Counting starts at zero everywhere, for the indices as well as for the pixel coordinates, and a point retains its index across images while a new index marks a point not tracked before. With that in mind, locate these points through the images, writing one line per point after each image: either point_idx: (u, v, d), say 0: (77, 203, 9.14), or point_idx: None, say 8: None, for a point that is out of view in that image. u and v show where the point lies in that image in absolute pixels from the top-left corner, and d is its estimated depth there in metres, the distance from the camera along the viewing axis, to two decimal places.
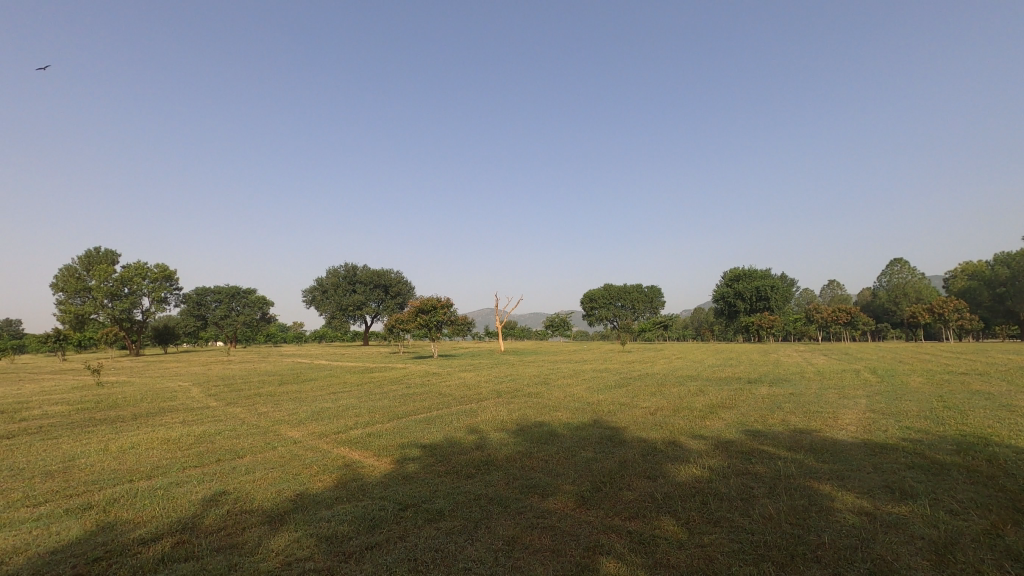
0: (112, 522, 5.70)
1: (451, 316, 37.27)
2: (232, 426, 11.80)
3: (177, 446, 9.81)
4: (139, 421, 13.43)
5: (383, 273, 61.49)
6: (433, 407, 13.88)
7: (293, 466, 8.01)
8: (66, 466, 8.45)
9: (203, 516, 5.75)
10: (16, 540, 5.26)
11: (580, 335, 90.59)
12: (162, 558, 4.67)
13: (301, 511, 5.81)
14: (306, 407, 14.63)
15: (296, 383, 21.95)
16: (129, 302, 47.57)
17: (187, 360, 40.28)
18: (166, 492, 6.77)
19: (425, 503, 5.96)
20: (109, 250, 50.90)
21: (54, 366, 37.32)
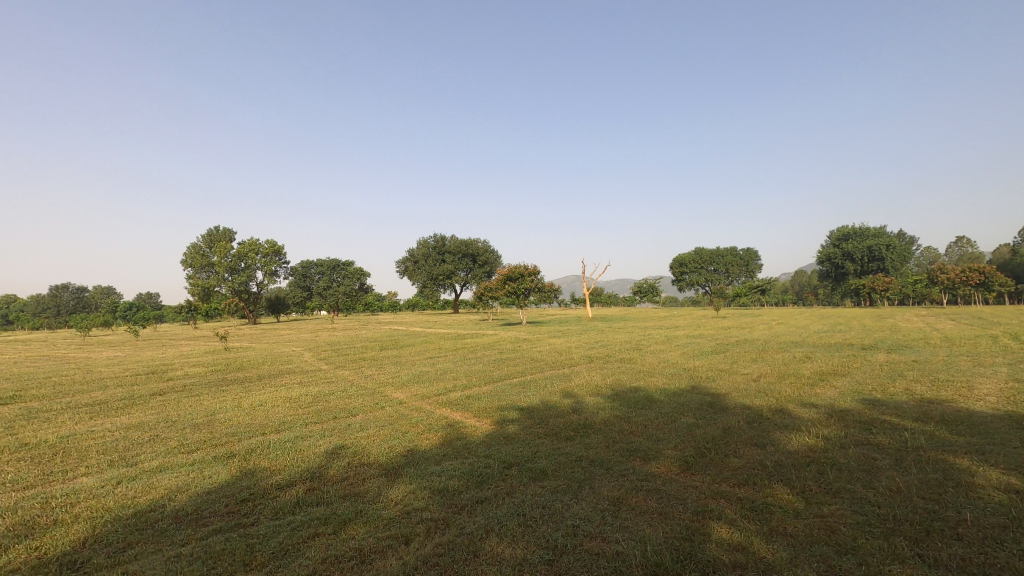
0: (253, 469, 6.41)
1: (540, 283, 37.34)
2: (343, 387, 12.79)
3: (297, 404, 10.78)
4: (263, 381, 14.90)
5: (471, 243, 62.70)
6: (528, 371, 14.15)
7: (402, 424, 8.55)
8: (208, 420, 9.56)
9: (327, 467, 6.29)
10: (179, 481, 6.07)
11: (669, 301, 87.69)
12: (297, 502, 5.19)
13: (414, 466, 6.20)
14: (408, 370, 15.44)
15: (395, 348, 23.21)
16: (246, 276, 52.22)
17: (297, 328, 43.62)
18: (293, 444, 7.48)
19: (528, 462, 6.14)
20: (228, 229, 55.67)
21: (189, 333, 42.08)
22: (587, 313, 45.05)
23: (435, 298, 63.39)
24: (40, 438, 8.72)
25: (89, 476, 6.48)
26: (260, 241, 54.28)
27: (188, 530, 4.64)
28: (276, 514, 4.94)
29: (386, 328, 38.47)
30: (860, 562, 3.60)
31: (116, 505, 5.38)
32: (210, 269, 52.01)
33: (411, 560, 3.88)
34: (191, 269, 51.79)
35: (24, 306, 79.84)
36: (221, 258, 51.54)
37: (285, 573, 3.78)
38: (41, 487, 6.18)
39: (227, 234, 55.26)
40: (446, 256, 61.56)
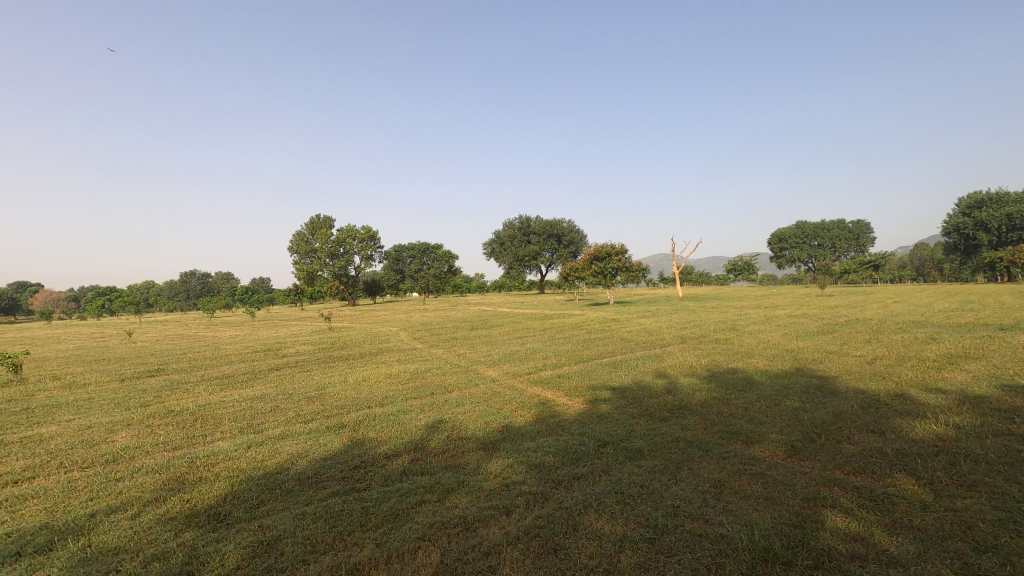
0: (362, 439, 6.90)
1: (627, 263, 36.50)
2: (438, 365, 13.35)
3: (397, 380, 11.43)
4: (365, 359, 15.90)
5: (557, 223, 62.34)
6: (618, 351, 14.00)
7: (496, 401, 8.80)
8: (319, 393, 10.38)
9: (428, 440, 6.63)
10: (298, 447, 6.67)
11: (766, 279, 82.51)
12: (403, 470, 5.53)
13: (510, 441, 6.37)
14: (498, 349, 15.82)
15: (484, 328, 23.83)
16: (345, 261, 55.53)
17: (392, 309, 45.86)
18: (396, 417, 7.95)
19: (623, 442, 6.10)
20: (328, 217, 59.30)
21: (298, 314, 45.64)
22: (676, 292, 43.55)
23: (521, 278, 64.06)
24: (182, 406, 9.90)
25: (224, 441, 7.28)
26: (356, 228, 57.38)
27: (310, 491, 5.10)
28: (386, 481, 5.29)
29: (474, 309, 39.48)
30: (1004, 561, 3.26)
31: (248, 466, 6.02)
32: (314, 255, 55.86)
33: (513, 530, 4.02)
34: (297, 255, 55.94)
35: (160, 292, 90.23)
36: (323, 244, 55.11)
37: (398, 534, 4.05)
38: (186, 449, 7.04)
39: (327, 221, 58.70)
40: (532, 236, 61.82)
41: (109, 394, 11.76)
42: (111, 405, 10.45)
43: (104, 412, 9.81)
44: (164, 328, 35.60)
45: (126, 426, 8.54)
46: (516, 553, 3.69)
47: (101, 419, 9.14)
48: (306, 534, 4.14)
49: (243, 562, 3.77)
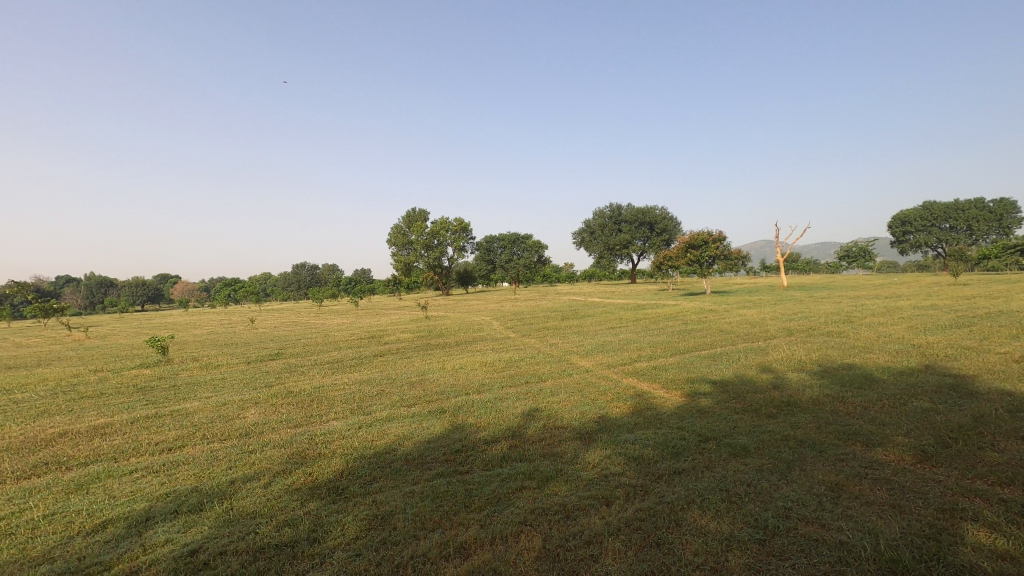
0: (462, 424, 7.18)
1: (726, 250, 34.66)
2: (532, 354, 13.53)
3: (493, 368, 11.74)
4: (461, 346, 16.46)
5: (649, 210, 60.44)
6: (717, 343, 13.38)
7: (591, 391, 8.78)
8: (419, 379, 10.89)
9: (526, 428, 6.76)
10: (403, 430, 7.06)
11: (886, 266, 74.81)
12: (502, 456, 5.69)
13: (607, 432, 6.34)
14: (591, 339, 15.73)
15: (576, 318, 23.74)
16: (439, 252, 57.47)
17: (484, 298, 46.94)
18: (493, 404, 8.17)
19: (726, 438, 5.86)
20: (423, 211, 61.58)
21: (396, 304, 48.06)
22: (780, 280, 40.70)
23: (611, 268, 62.91)
24: (300, 387, 10.82)
25: (338, 421, 7.88)
26: (449, 220, 59.06)
27: (417, 471, 5.40)
28: (486, 465, 5.48)
29: (565, 298, 39.43)
30: None
31: (360, 446, 6.47)
32: (410, 247, 58.35)
33: (614, 521, 4.01)
34: (395, 247, 58.70)
35: (277, 282, 98.64)
36: (418, 237, 57.41)
37: (500, 518, 4.19)
38: (306, 427, 7.70)
39: (422, 215, 61.06)
40: (623, 225, 60.51)
41: (239, 375, 13.10)
42: (241, 385, 11.65)
43: (236, 391, 10.98)
44: (281, 315, 39.01)
45: (255, 404, 9.48)
46: (618, 544, 3.70)
47: (234, 397, 10.23)
48: (416, 511, 4.40)
49: (361, 533, 4.08)
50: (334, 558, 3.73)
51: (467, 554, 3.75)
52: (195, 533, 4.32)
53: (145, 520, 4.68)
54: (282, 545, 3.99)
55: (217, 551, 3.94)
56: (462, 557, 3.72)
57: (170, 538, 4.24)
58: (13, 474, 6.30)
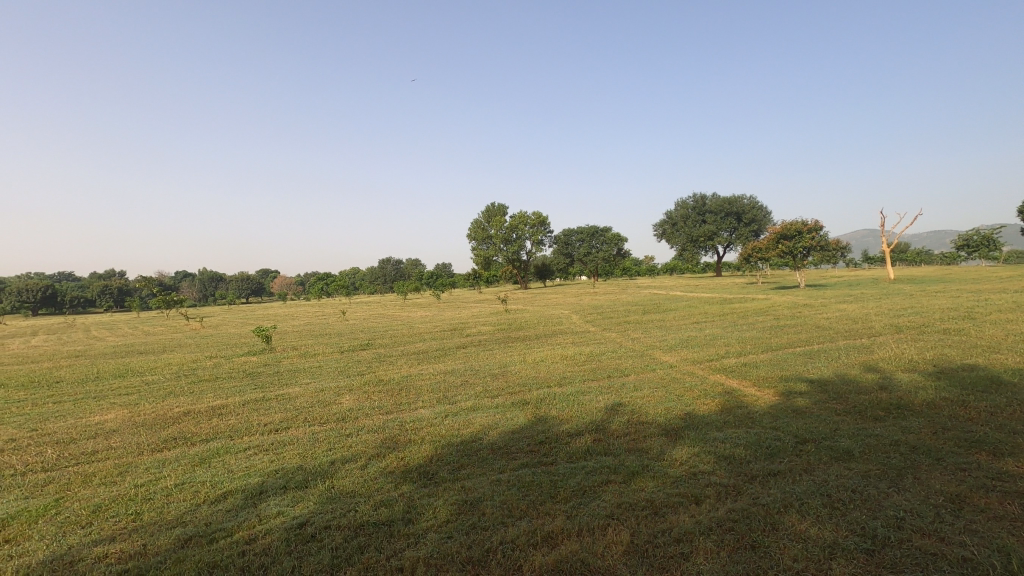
0: (545, 416, 7.24)
1: (823, 241, 32.27)
2: (613, 348, 13.36)
3: (574, 361, 11.73)
4: (541, 340, 16.55)
5: (735, 200, 57.50)
6: (814, 340, 12.53)
7: (676, 388, 8.55)
8: (501, 371, 11.10)
9: (609, 422, 6.72)
10: (488, 420, 7.24)
11: (1015, 257, 66.34)
12: (587, 449, 5.69)
13: (694, 430, 6.16)
14: (674, 334, 15.28)
15: (658, 312, 23.11)
16: (517, 246, 57.97)
17: (562, 292, 46.76)
18: (575, 398, 8.17)
19: (827, 440, 5.51)
20: (502, 205, 62.25)
21: (476, 297, 49.07)
22: (886, 273, 37.30)
23: (694, 261, 60.49)
24: (390, 376, 11.37)
25: (425, 409, 8.22)
26: (527, 214, 59.33)
27: (503, 461, 5.53)
28: (571, 458, 5.51)
29: (645, 292, 38.46)
30: None
31: (448, 434, 6.72)
32: (489, 241, 59.29)
33: (705, 520, 3.91)
34: (474, 242, 59.85)
35: (365, 277, 103.65)
36: (497, 231, 58.19)
37: (587, 510, 4.21)
38: (396, 414, 8.09)
39: (501, 209, 61.77)
40: (707, 216, 58.01)
41: (334, 363, 13.96)
42: (337, 373, 12.42)
43: (333, 378, 11.74)
44: (369, 307, 41.03)
45: (349, 391, 10.08)
46: (710, 544, 3.60)
47: (331, 384, 10.95)
48: (503, 498, 4.52)
49: (452, 517, 4.24)
50: (428, 539, 3.92)
51: (554, 543, 3.80)
52: (303, 507, 4.69)
53: (260, 493, 5.14)
54: (380, 523, 4.24)
55: (322, 525, 4.26)
56: (550, 545, 3.78)
57: (281, 511, 4.63)
58: (148, 446, 7.13)
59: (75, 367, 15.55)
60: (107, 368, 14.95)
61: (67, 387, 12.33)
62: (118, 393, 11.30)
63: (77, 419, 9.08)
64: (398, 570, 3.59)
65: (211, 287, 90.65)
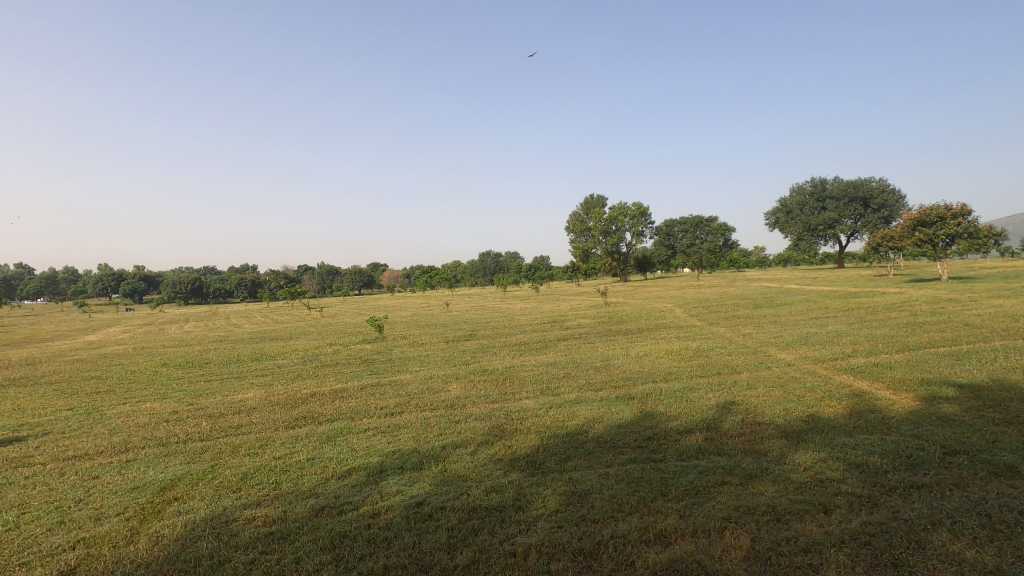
0: (651, 411, 7.07)
1: (973, 226, 28.26)
2: (722, 344, 12.72)
3: (680, 356, 11.33)
4: (644, 333, 16.14)
5: (861, 184, 52.33)
6: (962, 340, 11.08)
7: (795, 387, 7.96)
8: (604, 364, 10.98)
9: (721, 421, 6.41)
10: (593, 413, 7.21)
11: None
12: (698, 448, 5.48)
13: (819, 434, 5.70)
14: (792, 330, 14.23)
15: (772, 306, 21.58)
16: (617, 238, 56.82)
17: (665, 285, 45.22)
18: (683, 394, 7.90)
19: (984, 453, 4.85)
20: (601, 196, 61.34)
21: (574, 289, 48.84)
22: None
23: (812, 252, 55.70)
24: (494, 366, 11.68)
25: (530, 400, 8.36)
26: (628, 205, 57.93)
27: (610, 454, 5.48)
28: (681, 456, 5.33)
29: (756, 286, 36.14)
30: None
31: (553, 425, 6.77)
32: (588, 234, 58.70)
33: (836, 531, 3.62)
34: (573, 234, 59.55)
35: (466, 270, 106.87)
36: (596, 223, 57.44)
37: (701, 511, 4.06)
38: (501, 403, 8.30)
39: (600, 200, 60.87)
40: (828, 202, 53.36)
41: (441, 353, 14.59)
42: (444, 362, 12.97)
43: (440, 367, 12.28)
44: (471, 299, 42.38)
45: (456, 379, 10.50)
46: (842, 557, 3.33)
47: (439, 372, 11.46)
48: (612, 493, 4.48)
49: (561, 507, 4.28)
50: (538, 526, 3.99)
51: (668, 542, 3.71)
52: (419, 487, 4.97)
53: (380, 471, 5.51)
54: (491, 508, 4.37)
55: (438, 506, 4.48)
56: (663, 544, 3.69)
57: (399, 489, 4.93)
58: (284, 423, 7.92)
59: (220, 350, 17.61)
60: (247, 352, 16.77)
61: (215, 367, 14.02)
62: (256, 374, 12.64)
63: (224, 396, 10.29)
64: (511, 554, 3.69)
65: (329, 280, 98.21)
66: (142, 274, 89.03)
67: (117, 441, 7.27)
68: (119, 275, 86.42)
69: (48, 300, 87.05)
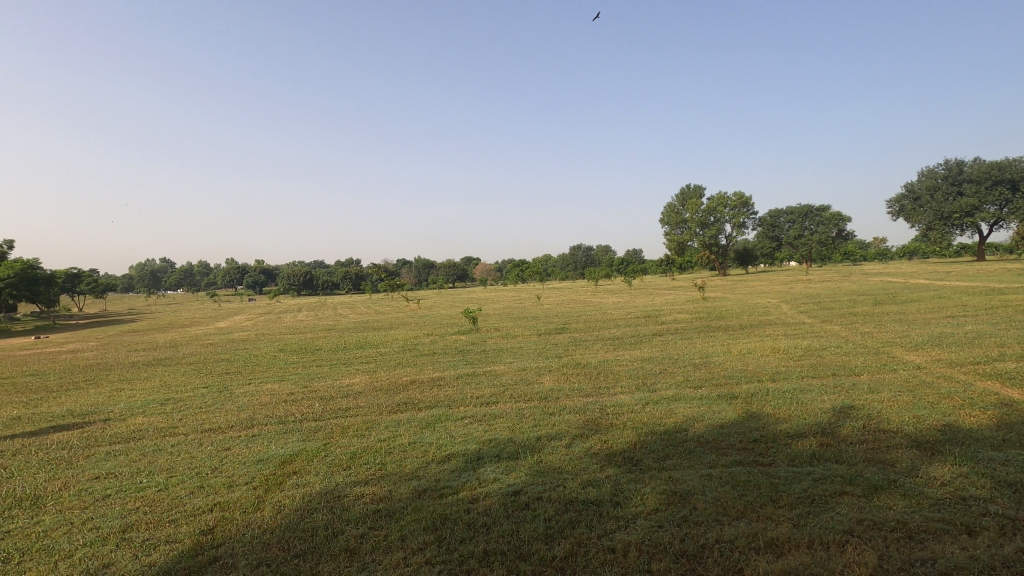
0: (757, 413, 6.65)
1: None
2: (837, 343, 11.70)
3: (788, 355, 10.56)
4: (747, 330, 15.22)
5: (1009, 164, 45.82)
6: None
7: (927, 393, 7.13)
8: (703, 361, 10.51)
9: (839, 426, 5.89)
10: (693, 411, 6.91)
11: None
12: (812, 454, 5.07)
13: (959, 446, 5.06)
14: (921, 330, 12.78)
15: (895, 303, 19.52)
16: (716, 230, 54.06)
17: (769, 279, 42.31)
18: (793, 395, 7.36)
19: None
20: (698, 186, 58.64)
21: (670, 284, 47.11)
22: None
23: (945, 243, 49.69)
24: (587, 360, 11.57)
25: (625, 395, 8.19)
26: (728, 195, 54.94)
27: (713, 455, 5.22)
28: (793, 461, 4.96)
29: (877, 281, 32.85)
30: None
31: (650, 422, 6.58)
32: (684, 226, 56.38)
33: (983, 556, 3.20)
34: (668, 226, 57.50)
35: (557, 264, 106.72)
36: (693, 214, 55.03)
37: (818, 521, 3.76)
38: (596, 397, 8.20)
39: (697, 190, 58.21)
40: (965, 186, 47.43)
41: (533, 345, 14.68)
42: (536, 354, 13.04)
43: (533, 359, 12.36)
44: (562, 293, 42.31)
45: (550, 372, 10.52)
46: None
47: (532, 364, 11.54)
48: (716, 495, 4.26)
49: (661, 506, 4.15)
50: (637, 524, 3.89)
51: (780, 551, 3.47)
52: (515, 476, 5.04)
53: (478, 459, 5.65)
54: (589, 502, 4.33)
55: (535, 496, 4.51)
56: (774, 553, 3.46)
57: (496, 477, 5.03)
58: (387, 408, 8.36)
59: (329, 338, 18.94)
60: (352, 340, 17.90)
61: (325, 353, 15.10)
62: (361, 361, 13.45)
63: (334, 380, 11.05)
64: (610, 550, 3.63)
65: (425, 273, 102.20)
66: (262, 268, 97.82)
67: (244, 417, 8.05)
68: (243, 268, 95.34)
69: (187, 291, 98.21)
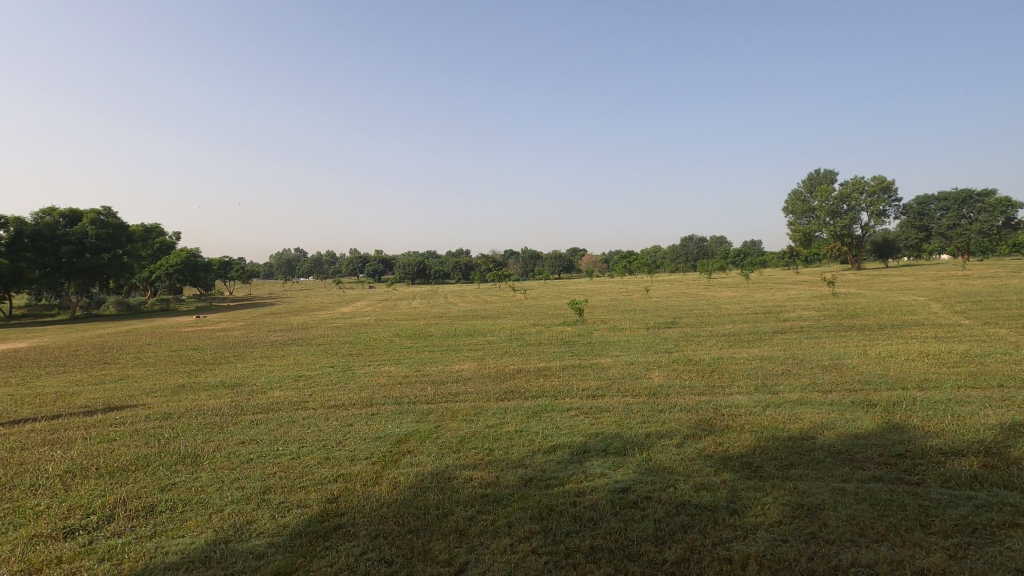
0: (901, 424, 5.89)
1: None
2: (1004, 349, 10.02)
3: (940, 361, 9.25)
4: (886, 331, 13.61)
5: None
6: None
7: None
8: (833, 363, 9.54)
9: (1010, 446, 5.03)
10: (822, 418, 6.28)
11: None
12: (972, 476, 4.39)
13: None
14: None
15: None
16: (849, 219, 49.03)
17: (914, 274, 37.55)
18: (948, 407, 6.42)
19: None
20: (829, 171, 53.48)
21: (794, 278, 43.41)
22: None
23: None
24: (700, 357, 11.00)
25: (742, 395, 7.66)
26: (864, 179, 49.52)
27: (847, 468, 4.71)
28: (947, 482, 4.33)
29: None
30: None
31: (771, 426, 6.08)
32: (811, 215, 51.80)
33: None
34: (793, 215, 53.13)
35: (667, 256, 102.75)
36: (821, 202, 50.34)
37: (981, 555, 3.24)
38: (709, 396, 7.77)
39: (828, 175, 53.15)
40: None
41: (641, 339, 14.26)
42: (644, 348, 12.65)
43: (641, 353, 12.01)
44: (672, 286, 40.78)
45: (659, 367, 10.15)
46: None
47: (640, 359, 11.21)
48: (851, 513, 3.83)
49: (786, 519, 3.81)
50: (758, 536, 3.61)
51: None
52: (623, 473, 4.90)
53: (584, 452, 5.57)
54: (703, 506, 4.09)
55: (643, 495, 4.35)
56: None
57: (604, 472, 4.92)
58: (494, 395, 8.55)
59: (440, 325, 19.81)
60: (462, 328, 18.55)
61: (437, 339, 15.81)
62: (470, 348, 13.92)
63: (445, 366, 11.51)
64: (727, 561, 3.40)
65: (531, 264, 103.27)
66: (381, 258, 104.75)
67: (365, 396, 8.64)
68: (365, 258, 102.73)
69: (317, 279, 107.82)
